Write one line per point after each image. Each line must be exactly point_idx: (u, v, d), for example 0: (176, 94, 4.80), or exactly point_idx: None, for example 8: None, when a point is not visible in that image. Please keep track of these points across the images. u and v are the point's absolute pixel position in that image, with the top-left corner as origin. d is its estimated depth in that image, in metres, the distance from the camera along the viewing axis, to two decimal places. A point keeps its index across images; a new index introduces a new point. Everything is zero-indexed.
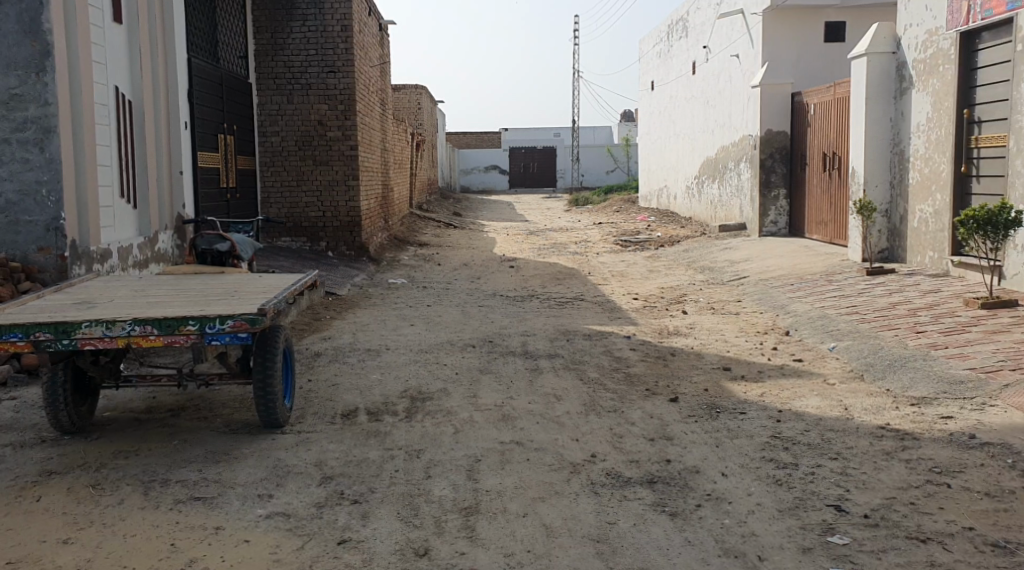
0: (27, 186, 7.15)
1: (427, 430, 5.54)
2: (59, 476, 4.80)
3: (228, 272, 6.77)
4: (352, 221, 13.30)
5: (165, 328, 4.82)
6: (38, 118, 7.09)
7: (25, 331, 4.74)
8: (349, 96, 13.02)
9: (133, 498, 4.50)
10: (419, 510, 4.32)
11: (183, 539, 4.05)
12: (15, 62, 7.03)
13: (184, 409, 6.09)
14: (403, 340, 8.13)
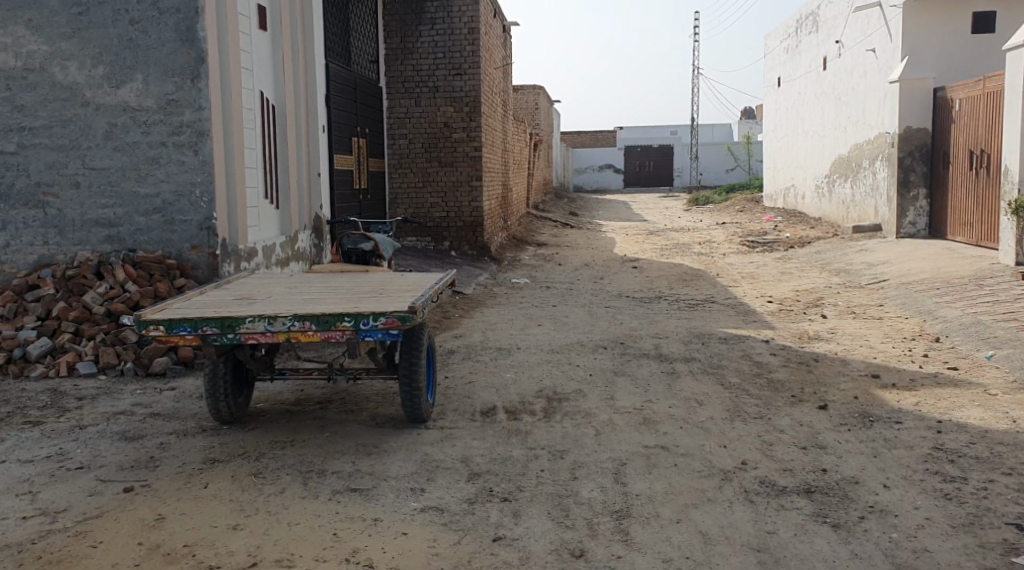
0: (181, 187, 7.46)
1: (568, 430, 5.54)
2: (222, 464, 5.01)
3: (371, 270, 6.99)
4: (476, 221, 13.47)
5: (322, 323, 4.99)
6: (194, 122, 7.41)
7: (193, 325, 4.98)
8: (474, 97, 13.19)
9: (292, 488, 4.66)
10: (570, 511, 4.32)
11: (344, 529, 4.17)
12: (173, 69, 7.36)
13: (331, 402, 6.29)
14: (534, 340, 8.16)
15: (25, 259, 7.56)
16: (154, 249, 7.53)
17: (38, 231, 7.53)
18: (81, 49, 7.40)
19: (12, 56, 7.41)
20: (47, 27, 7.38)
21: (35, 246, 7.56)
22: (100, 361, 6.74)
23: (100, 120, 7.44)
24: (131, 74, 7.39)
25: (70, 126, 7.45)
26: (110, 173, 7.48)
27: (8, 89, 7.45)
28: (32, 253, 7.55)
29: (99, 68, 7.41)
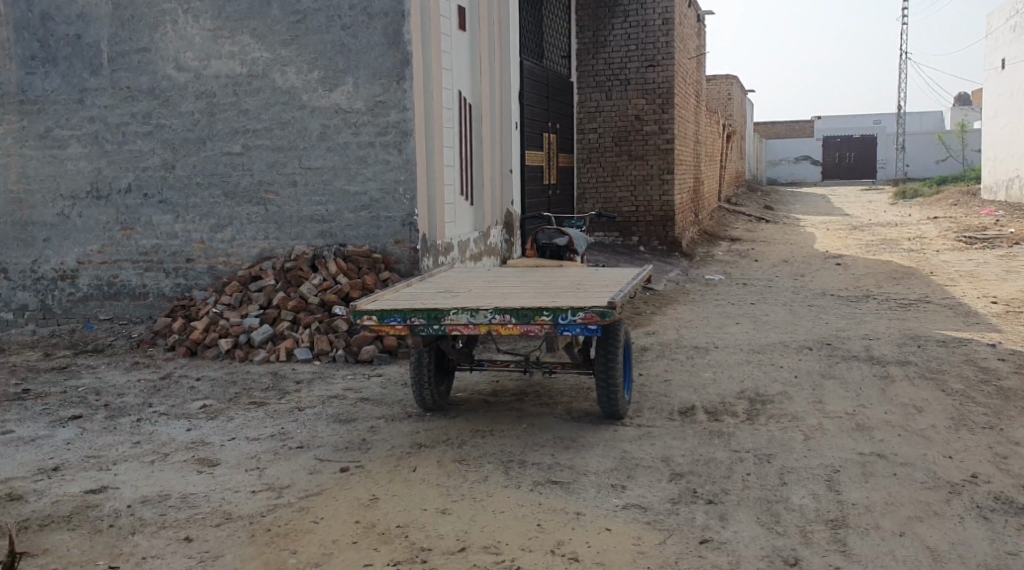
0: (386, 185, 7.79)
1: (774, 434, 5.31)
2: (427, 449, 5.19)
3: (566, 265, 7.02)
4: (666, 215, 13.24)
5: (523, 317, 5.02)
6: (399, 122, 7.71)
7: (402, 316, 5.17)
8: (667, 89, 12.97)
9: (495, 477, 4.75)
10: (780, 517, 4.14)
11: (548, 521, 4.20)
12: (381, 72, 7.70)
13: (527, 395, 6.37)
14: (733, 339, 7.89)
15: (248, 253, 8.11)
16: (361, 243, 7.90)
17: (260, 227, 8.07)
18: (298, 56, 7.85)
19: (238, 63, 7.95)
20: (268, 35, 7.87)
21: (257, 241, 8.10)
22: (315, 348, 7.15)
23: (315, 122, 7.88)
24: (343, 77, 7.78)
25: (288, 127, 7.93)
26: (323, 171, 7.91)
27: (234, 94, 7.99)
28: (255, 247, 8.09)
29: (314, 72, 7.83)
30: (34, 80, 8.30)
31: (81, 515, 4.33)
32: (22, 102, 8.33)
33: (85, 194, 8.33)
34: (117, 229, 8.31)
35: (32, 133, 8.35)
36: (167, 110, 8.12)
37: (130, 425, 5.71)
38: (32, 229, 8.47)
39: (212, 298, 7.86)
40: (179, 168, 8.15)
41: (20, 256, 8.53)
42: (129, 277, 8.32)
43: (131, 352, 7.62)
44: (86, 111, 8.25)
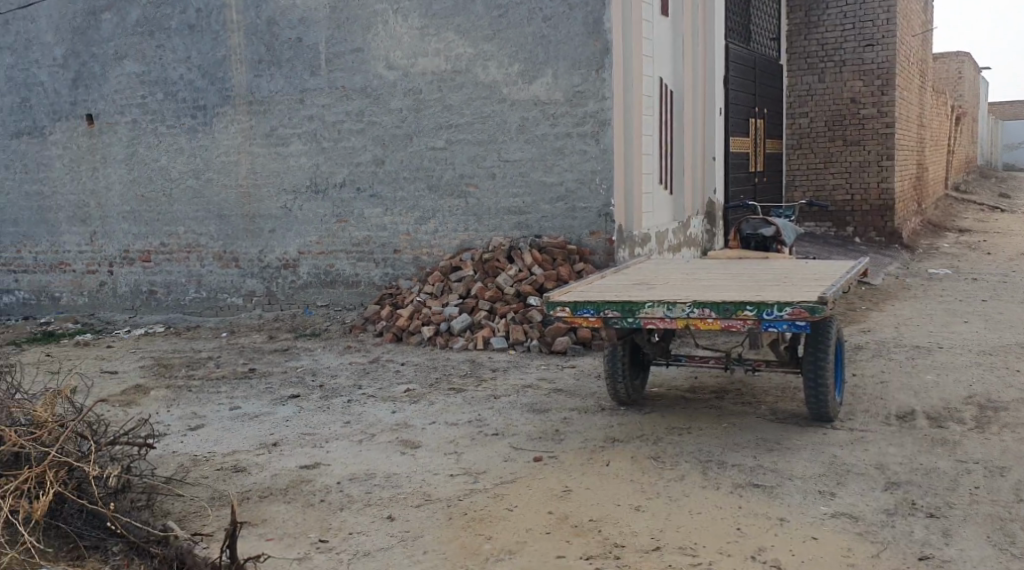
0: (584, 175, 7.76)
1: (1008, 445, 4.78)
2: (621, 444, 5.10)
3: (771, 257, 6.68)
4: (884, 205, 12.35)
5: (723, 311, 4.80)
6: (598, 112, 7.64)
7: (596, 307, 5.08)
8: (887, 70, 12.08)
9: (693, 476, 4.59)
10: (1015, 538, 3.71)
11: (748, 525, 3.99)
12: (580, 62, 7.66)
13: (727, 392, 6.12)
14: (961, 339, 7.20)
15: (450, 244, 8.33)
16: (559, 234, 7.92)
17: (461, 218, 8.26)
18: (500, 49, 7.95)
19: (443, 59, 8.16)
20: (471, 30, 8.03)
21: (458, 232, 8.30)
22: (511, 337, 7.25)
23: (515, 114, 7.96)
24: (543, 69, 7.81)
25: (489, 121, 8.06)
26: (522, 163, 7.97)
27: (439, 90, 8.21)
28: (456, 238, 8.30)
29: (515, 65, 7.91)
30: (260, 82, 8.87)
31: (296, 489, 4.60)
32: (250, 103, 8.94)
33: (305, 189, 8.83)
34: (333, 221, 8.75)
35: (258, 132, 8.95)
36: (377, 108, 8.46)
37: (341, 405, 6.03)
38: (259, 221, 9.06)
39: (417, 287, 8.16)
40: (388, 163, 8.47)
41: (249, 246, 9.13)
42: (343, 266, 8.75)
43: (344, 336, 8.07)
44: (306, 110, 8.73)
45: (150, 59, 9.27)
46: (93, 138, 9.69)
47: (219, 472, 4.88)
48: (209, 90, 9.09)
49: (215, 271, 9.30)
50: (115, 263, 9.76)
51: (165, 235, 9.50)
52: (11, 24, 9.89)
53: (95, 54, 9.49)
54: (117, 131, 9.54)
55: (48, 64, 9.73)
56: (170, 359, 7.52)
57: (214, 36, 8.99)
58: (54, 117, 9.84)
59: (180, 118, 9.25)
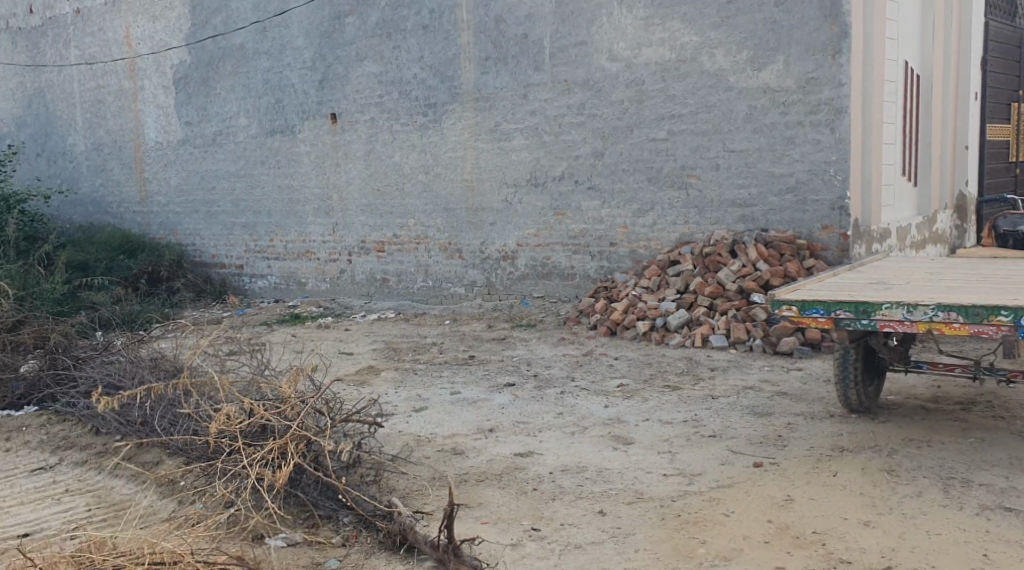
0: (816, 166, 7.33)
1: None
2: (850, 454, 4.75)
3: None
4: None
5: (973, 316, 4.32)
6: (833, 99, 7.19)
7: (826, 308, 4.70)
8: None
9: (932, 493, 4.19)
10: None
11: (997, 552, 3.59)
12: (815, 47, 7.23)
13: (976, 404, 5.55)
14: None
15: (669, 237, 8.13)
16: (785, 229, 7.54)
17: (682, 211, 8.04)
18: (728, 37, 7.63)
19: (668, 49, 7.94)
20: (698, 18, 7.76)
21: (678, 225, 8.09)
22: (731, 336, 6.99)
23: (742, 103, 7.63)
24: (773, 56, 7.44)
25: (714, 111, 7.77)
26: (748, 154, 7.64)
27: (662, 80, 7.99)
28: (676, 231, 8.09)
29: (743, 53, 7.58)
30: (487, 79, 8.93)
31: (510, 476, 4.68)
32: (477, 100, 9.02)
33: (525, 182, 8.87)
34: (551, 213, 8.75)
35: (482, 128, 9.02)
36: (599, 101, 8.35)
37: (555, 396, 6.07)
38: (482, 213, 9.18)
39: (633, 281, 8.04)
40: (607, 155, 8.35)
41: (472, 238, 9.28)
42: (559, 258, 8.76)
43: (559, 328, 8.11)
44: (529, 105, 8.73)
45: (387, 60, 9.48)
46: (336, 136, 10.00)
47: (439, 454, 5.06)
48: (439, 88, 9.22)
49: (441, 262, 9.51)
50: (353, 253, 10.16)
51: (398, 227, 9.79)
52: (268, 32, 10.19)
53: (338, 57, 9.77)
54: (356, 129, 9.85)
55: (299, 66, 10.06)
56: (398, 344, 7.91)
57: (445, 36, 9.11)
58: (303, 116, 10.17)
59: (413, 116, 9.43)
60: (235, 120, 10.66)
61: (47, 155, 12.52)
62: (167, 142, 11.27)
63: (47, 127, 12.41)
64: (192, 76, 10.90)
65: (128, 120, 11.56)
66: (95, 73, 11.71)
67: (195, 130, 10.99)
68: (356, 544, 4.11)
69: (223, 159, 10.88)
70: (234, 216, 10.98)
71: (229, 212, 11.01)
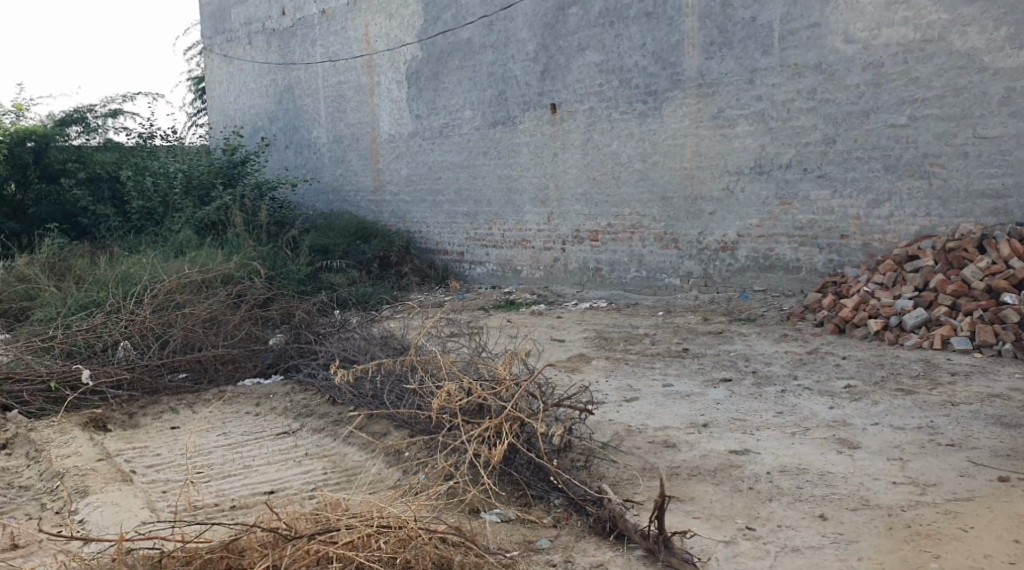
0: None
1: None
2: None
3: None
4: None
5: None
6: None
7: None
8: None
9: None
10: None
11: None
12: None
13: None
14: None
15: (907, 230, 7.56)
16: None
17: (922, 202, 7.44)
18: (983, 12, 6.97)
19: (912, 28, 7.35)
20: None
21: (917, 218, 7.49)
22: (977, 339, 6.44)
23: (997, 86, 6.96)
24: None
25: (964, 94, 7.13)
26: (1003, 141, 6.97)
27: (905, 62, 7.40)
28: (914, 225, 7.50)
29: (1002, 29, 6.90)
30: (711, 65, 8.55)
31: (725, 473, 4.57)
32: (700, 86, 8.66)
33: (749, 169, 8.42)
34: (776, 203, 8.29)
35: (706, 114, 8.65)
36: (832, 85, 7.84)
37: (775, 395, 5.85)
38: (701, 203, 8.82)
39: (865, 276, 7.54)
40: (839, 143, 7.84)
41: (690, 227, 8.93)
42: (784, 250, 8.30)
43: (782, 323, 7.73)
44: (755, 91, 8.30)
45: (609, 49, 9.31)
46: (555, 126, 9.95)
47: (650, 445, 5.01)
48: (660, 75, 8.93)
49: (656, 252, 9.26)
50: (567, 242, 10.11)
51: (611, 216, 9.62)
52: (495, 25, 10.32)
53: (561, 48, 9.72)
54: (576, 119, 9.74)
55: (522, 58, 10.11)
56: (611, 333, 7.92)
57: (669, 22, 8.80)
58: (524, 107, 10.21)
59: (633, 104, 9.20)
60: (461, 112, 10.90)
61: (294, 147, 13.45)
62: (400, 134, 11.72)
63: (294, 122, 13.35)
64: (423, 70, 11.27)
65: (365, 114, 12.14)
66: (338, 69, 12.42)
67: (425, 123, 11.35)
68: (567, 526, 4.17)
69: (449, 150, 11.14)
70: (456, 205, 11.23)
71: (453, 201, 11.27)
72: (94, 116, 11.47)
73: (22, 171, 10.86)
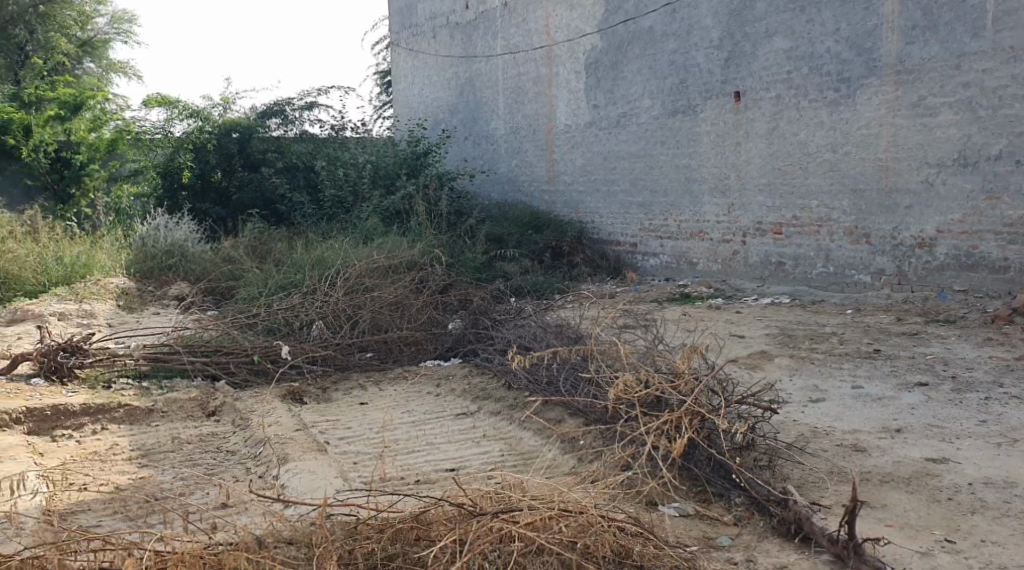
0: None
1: None
2: None
3: None
4: None
5: None
6: None
7: None
8: None
9: None
10: None
11: None
12: None
13: None
14: None
15: None
16: None
17: None
18: None
19: None
20: None
21: None
22: None
23: None
24: None
25: None
26: None
27: None
28: None
29: None
30: (912, 50, 8.01)
31: (922, 481, 4.32)
32: (898, 73, 8.13)
33: (952, 161, 7.86)
34: (981, 197, 7.71)
35: (904, 102, 8.12)
36: None
37: (978, 402, 5.46)
38: (896, 196, 8.29)
39: None
40: None
41: (882, 222, 8.42)
42: (988, 248, 7.71)
43: (985, 326, 7.21)
44: (962, 76, 7.72)
45: (799, 35, 8.88)
46: (739, 115, 9.54)
47: (838, 448, 4.80)
48: (855, 61, 8.46)
49: (845, 247, 8.77)
50: (748, 235, 9.67)
51: (798, 208, 9.13)
52: (678, 12, 10.04)
53: (747, 34, 9.34)
54: (761, 107, 9.31)
55: (705, 46, 9.78)
56: (794, 330, 7.64)
57: (866, 5, 8.32)
58: (706, 95, 9.87)
59: (823, 92, 8.74)
60: (640, 101, 10.66)
61: (473, 139, 13.55)
62: (577, 124, 11.61)
63: (474, 113, 13.46)
64: (602, 60, 11.11)
65: (543, 105, 12.10)
66: (518, 61, 12.46)
67: (602, 113, 11.19)
68: (749, 525, 4.08)
69: (626, 140, 10.91)
70: (631, 196, 10.97)
71: (628, 192, 11.02)
72: (292, 109, 12.17)
73: (228, 160, 11.75)
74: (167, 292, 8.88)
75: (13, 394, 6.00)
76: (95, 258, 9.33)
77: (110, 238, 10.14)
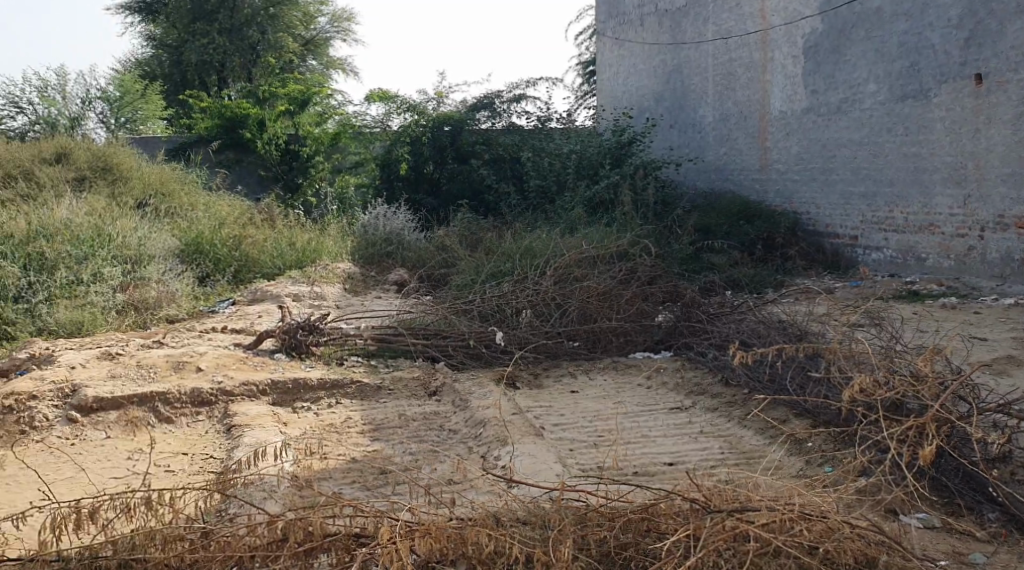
0: None
1: None
2: None
3: None
4: None
5: None
6: None
7: None
8: None
9: None
10: None
11: None
12: None
13: None
14: None
15: None
16: None
17: None
18: None
19: None
20: None
21: None
22: None
23: None
24: None
25: None
26: None
27: None
28: None
29: None
30: None
31: None
32: None
33: None
34: None
35: None
36: None
37: None
38: None
39: None
40: None
41: None
42: None
43: None
44: None
45: None
46: (979, 99, 8.80)
47: None
48: None
49: None
50: (986, 229, 8.92)
51: None
52: None
53: (993, 11, 8.59)
54: (1007, 91, 8.54)
55: (942, 25, 9.08)
56: None
57: None
58: (942, 79, 9.18)
59: None
60: (864, 86, 10.08)
61: (680, 127, 13.32)
62: (792, 111, 11.13)
63: (682, 101, 13.22)
64: (823, 44, 10.58)
65: (756, 91, 11.69)
66: (730, 46, 12.09)
67: (821, 99, 10.67)
68: (1006, 544, 3.80)
69: (847, 127, 10.35)
70: (853, 185, 10.41)
71: (848, 181, 10.47)
72: (500, 102, 12.51)
73: (441, 152, 12.26)
74: (387, 278, 9.37)
75: (260, 367, 6.56)
76: (324, 244, 10.02)
77: (335, 226, 10.89)
